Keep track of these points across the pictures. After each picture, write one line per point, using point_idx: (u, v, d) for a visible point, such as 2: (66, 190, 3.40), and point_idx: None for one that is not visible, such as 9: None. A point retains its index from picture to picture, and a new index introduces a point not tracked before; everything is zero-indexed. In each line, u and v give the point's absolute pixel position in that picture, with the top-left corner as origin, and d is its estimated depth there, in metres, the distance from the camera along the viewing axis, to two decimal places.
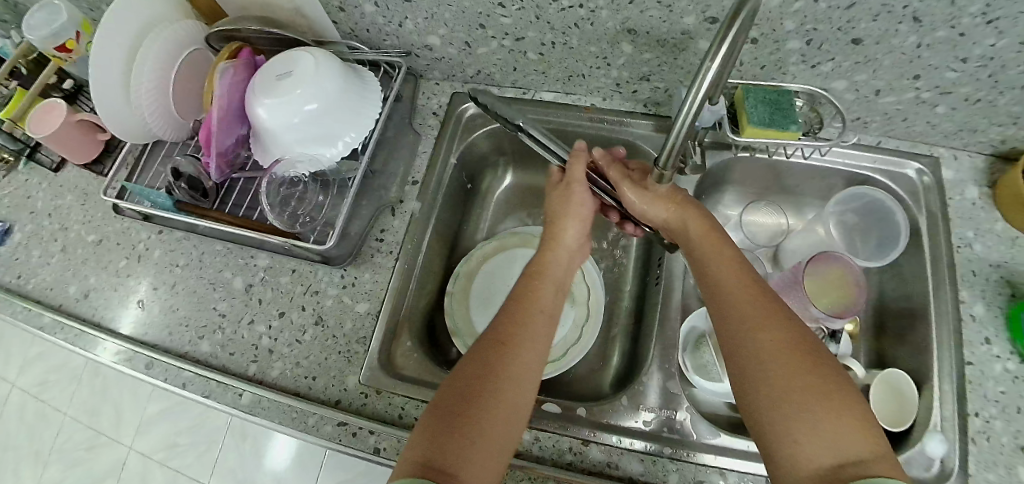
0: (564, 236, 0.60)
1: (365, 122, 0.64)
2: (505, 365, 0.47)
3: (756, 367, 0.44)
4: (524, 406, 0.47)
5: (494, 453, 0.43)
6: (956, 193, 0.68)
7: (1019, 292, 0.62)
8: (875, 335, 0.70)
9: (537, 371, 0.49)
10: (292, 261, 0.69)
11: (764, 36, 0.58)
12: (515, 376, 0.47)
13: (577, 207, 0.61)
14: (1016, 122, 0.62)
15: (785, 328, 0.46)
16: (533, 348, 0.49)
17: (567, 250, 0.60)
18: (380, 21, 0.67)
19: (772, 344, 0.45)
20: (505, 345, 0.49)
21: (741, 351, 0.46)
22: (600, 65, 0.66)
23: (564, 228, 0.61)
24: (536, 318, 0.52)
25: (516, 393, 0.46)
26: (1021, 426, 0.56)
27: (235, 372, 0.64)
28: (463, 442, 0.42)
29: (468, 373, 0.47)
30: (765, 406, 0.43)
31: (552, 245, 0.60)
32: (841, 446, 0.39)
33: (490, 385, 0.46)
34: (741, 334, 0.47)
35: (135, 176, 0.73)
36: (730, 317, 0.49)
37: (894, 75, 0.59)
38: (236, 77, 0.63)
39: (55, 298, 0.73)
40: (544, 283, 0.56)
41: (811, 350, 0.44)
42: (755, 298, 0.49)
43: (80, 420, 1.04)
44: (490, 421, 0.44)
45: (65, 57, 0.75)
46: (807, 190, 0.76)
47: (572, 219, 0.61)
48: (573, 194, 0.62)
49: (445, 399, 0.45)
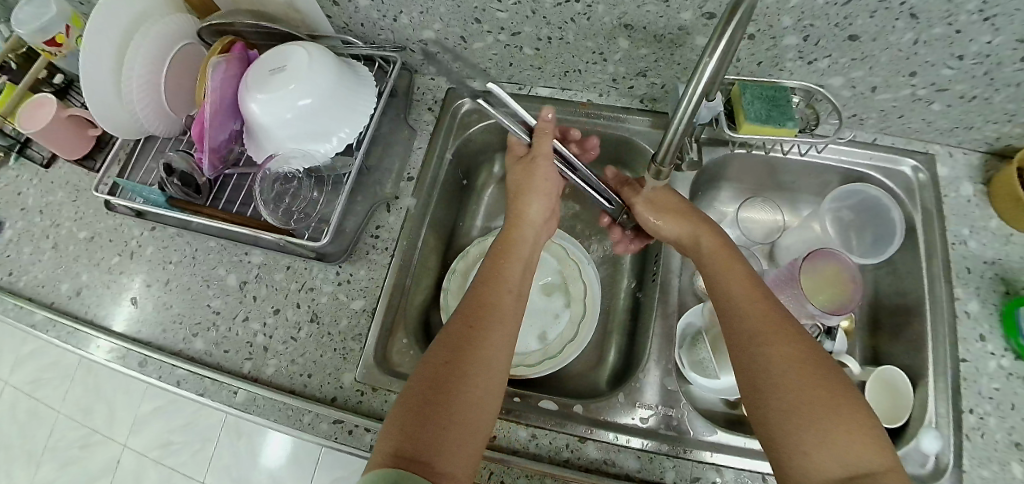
0: (528, 212, 0.62)
1: (360, 118, 0.64)
2: (474, 349, 0.48)
3: (768, 379, 0.46)
4: (499, 389, 0.48)
5: (469, 437, 0.44)
6: (952, 190, 0.68)
7: (1013, 289, 0.63)
8: (870, 331, 0.70)
9: (506, 353, 0.50)
10: (287, 258, 0.69)
11: (761, 31, 0.57)
12: (484, 358, 0.48)
13: (541, 182, 0.62)
14: (1011, 120, 0.62)
15: (796, 340, 0.47)
16: (501, 327, 0.50)
17: (533, 226, 0.62)
18: (374, 16, 0.67)
19: (783, 356, 0.46)
20: (473, 329, 0.50)
21: (752, 361, 0.47)
22: (596, 60, 0.66)
23: (527, 205, 0.62)
24: (504, 300, 0.53)
25: (485, 375, 0.47)
26: (1014, 422, 0.57)
27: (230, 370, 0.64)
28: (436, 427, 0.43)
29: (437, 359, 0.47)
30: (776, 417, 0.44)
31: (517, 222, 0.61)
32: (852, 457, 0.41)
33: (460, 370, 0.46)
34: (752, 345, 0.48)
35: (127, 172, 0.72)
36: (741, 328, 0.50)
37: (891, 72, 0.59)
38: (228, 72, 0.62)
39: (47, 295, 0.73)
40: (511, 261, 0.57)
41: (820, 362, 0.46)
42: (763, 309, 0.50)
43: (73, 418, 1.03)
44: (463, 405, 0.44)
45: (55, 51, 0.74)
46: (802, 187, 0.76)
47: (536, 194, 0.62)
48: (539, 168, 0.62)
49: (416, 390, 0.45)
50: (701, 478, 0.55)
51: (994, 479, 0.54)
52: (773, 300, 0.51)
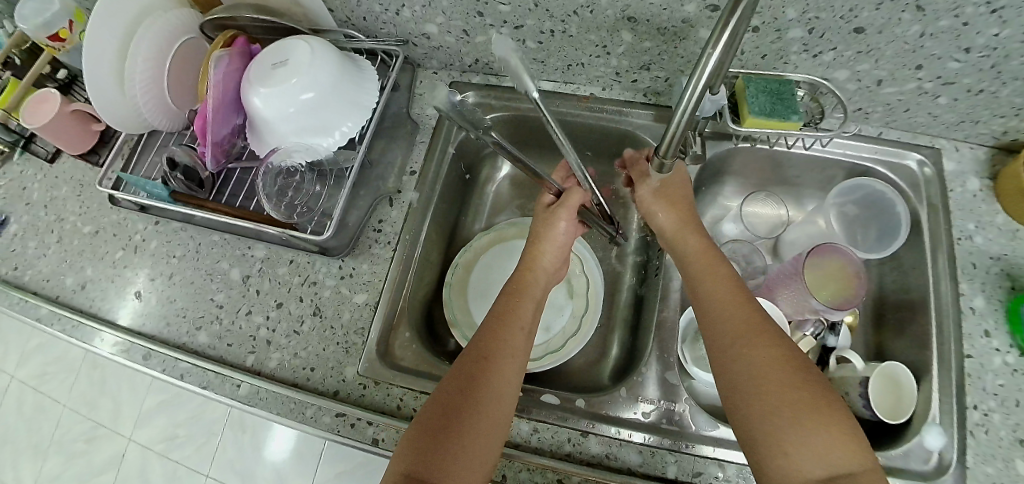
0: (542, 258, 0.61)
1: (362, 112, 0.63)
2: (488, 380, 0.48)
3: (746, 376, 0.46)
4: (507, 417, 0.48)
5: (480, 463, 0.45)
6: (957, 185, 0.67)
7: (1019, 285, 0.62)
8: (874, 327, 0.70)
9: (517, 382, 0.50)
10: (289, 252, 0.69)
11: (766, 24, 0.57)
12: (496, 389, 0.48)
13: (557, 235, 0.62)
14: (1018, 114, 0.61)
15: (775, 341, 0.47)
16: (513, 361, 0.51)
17: (545, 273, 0.61)
18: (377, 9, 0.66)
19: (761, 355, 0.46)
20: (486, 361, 0.50)
21: (732, 360, 0.48)
22: (600, 53, 0.66)
23: (541, 253, 0.62)
24: (517, 339, 0.52)
25: (496, 404, 0.48)
26: (1019, 418, 0.56)
27: (233, 363, 0.64)
28: (446, 454, 0.44)
29: (450, 389, 0.48)
30: (756, 413, 0.44)
31: (528, 267, 0.61)
32: (833, 457, 0.41)
33: (473, 400, 0.47)
34: (731, 343, 0.48)
35: (131, 166, 0.73)
36: (721, 328, 0.50)
37: (897, 65, 0.59)
38: (231, 66, 0.62)
39: (52, 289, 0.73)
40: (524, 302, 0.56)
41: (799, 364, 0.46)
42: (744, 309, 0.50)
43: (78, 412, 1.04)
44: (477, 434, 0.45)
45: (59, 46, 0.74)
46: (806, 181, 0.75)
47: (550, 246, 0.62)
48: (557, 219, 0.62)
49: (428, 415, 0.46)
50: (702, 473, 0.55)
51: (998, 476, 0.54)
52: (754, 301, 0.51)
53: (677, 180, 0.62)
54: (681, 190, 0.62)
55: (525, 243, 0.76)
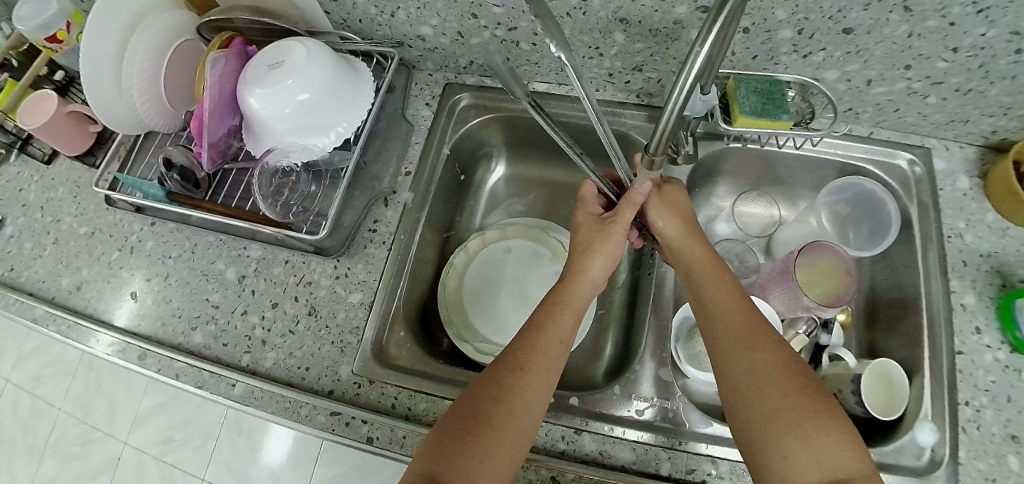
0: (592, 267, 0.58)
1: (357, 112, 0.64)
2: (518, 385, 0.48)
3: (746, 385, 0.46)
4: (533, 425, 0.48)
5: (501, 467, 0.45)
6: (947, 183, 0.68)
7: (1009, 282, 0.63)
8: (867, 325, 0.70)
9: (548, 390, 0.50)
10: (285, 251, 0.69)
11: (756, 25, 0.58)
12: (528, 399, 0.48)
13: (611, 246, 0.58)
14: (1006, 113, 0.62)
15: (775, 351, 0.47)
16: (547, 371, 0.50)
17: (592, 284, 0.58)
18: (372, 11, 0.67)
19: (761, 365, 0.47)
20: (522, 370, 0.49)
21: (731, 371, 0.48)
22: (592, 55, 0.66)
23: (590, 262, 0.58)
24: (552, 350, 0.51)
25: (525, 413, 0.47)
26: (1010, 414, 0.57)
27: (229, 363, 0.64)
28: (466, 455, 0.44)
29: (479, 392, 0.48)
30: (752, 420, 0.45)
31: (575, 276, 0.58)
32: (829, 464, 0.41)
33: (499, 404, 0.47)
34: (731, 353, 0.49)
35: (127, 168, 0.73)
36: (721, 338, 0.50)
37: (885, 65, 0.60)
38: (227, 67, 0.63)
39: (48, 291, 0.73)
40: (565, 312, 0.54)
41: (799, 374, 0.46)
42: (745, 320, 0.50)
43: (74, 415, 1.03)
44: (501, 440, 0.46)
45: (56, 47, 0.75)
46: (799, 181, 0.76)
47: (602, 254, 0.58)
48: (614, 231, 0.59)
49: (457, 414, 0.47)
50: (695, 470, 0.55)
51: (990, 472, 0.55)
52: (756, 312, 0.51)
53: (676, 191, 0.62)
54: (681, 202, 0.61)
55: (521, 243, 0.76)
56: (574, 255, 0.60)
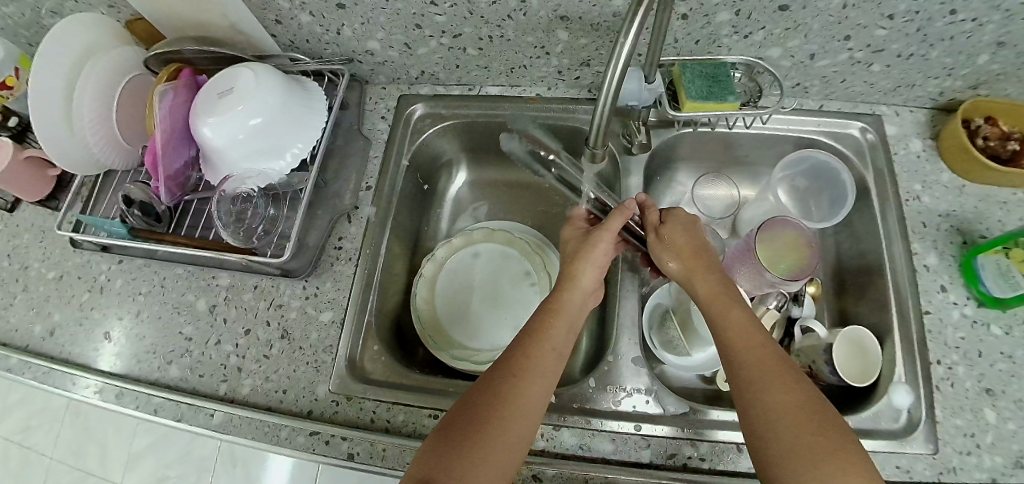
0: (581, 277, 0.58)
1: (311, 132, 0.65)
2: (512, 393, 0.48)
3: (764, 419, 0.44)
4: (529, 436, 0.47)
5: (499, 475, 0.44)
6: (901, 147, 0.69)
7: (970, 238, 0.64)
8: (835, 294, 0.71)
9: (545, 399, 0.49)
10: (253, 277, 0.69)
11: (693, 10, 0.58)
12: (524, 408, 0.48)
13: (599, 255, 0.58)
14: (950, 74, 0.63)
15: (794, 387, 0.45)
16: (543, 380, 0.50)
17: (583, 293, 0.58)
18: (318, 31, 0.67)
19: (780, 402, 0.44)
20: (517, 376, 0.49)
21: (748, 404, 0.45)
22: (539, 54, 0.67)
23: (580, 270, 0.58)
24: (546, 357, 0.51)
25: (521, 422, 0.47)
26: (983, 369, 0.58)
27: (206, 393, 0.64)
28: (459, 465, 0.44)
29: (474, 403, 0.48)
30: (776, 464, 0.42)
31: (568, 286, 0.58)
32: None
33: (496, 413, 0.47)
34: (746, 387, 0.46)
35: (89, 209, 0.73)
36: (737, 373, 0.47)
37: (826, 38, 0.60)
38: (178, 99, 0.64)
39: (21, 339, 0.72)
40: (558, 320, 0.54)
41: (817, 409, 0.43)
42: (761, 353, 0.47)
43: (64, 463, 1.01)
44: (495, 448, 0.45)
45: (7, 94, 0.76)
46: (756, 160, 0.77)
47: (591, 263, 0.58)
48: (598, 240, 0.59)
49: (452, 424, 0.47)
50: (676, 454, 0.56)
51: (968, 427, 0.55)
52: (772, 343, 0.49)
53: (678, 227, 0.59)
54: (685, 233, 0.58)
55: (490, 246, 0.76)
56: (564, 263, 0.61)
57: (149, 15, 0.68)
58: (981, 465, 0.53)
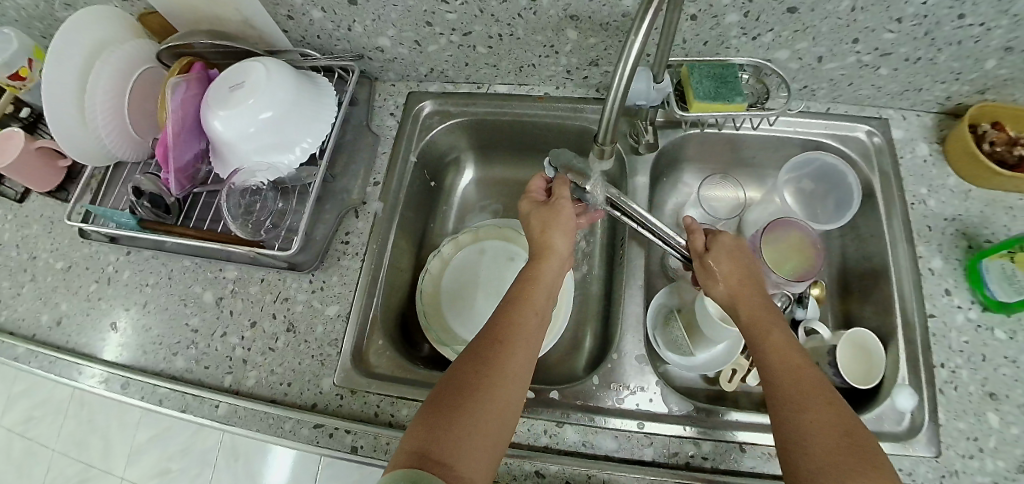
0: (555, 245, 0.58)
1: (321, 127, 0.66)
2: (500, 360, 0.48)
3: (798, 436, 0.43)
4: (518, 402, 0.47)
5: (488, 440, 0.44)
6: (907, 151, 0.69)
7: (975, 243, 0.64)
8: (840, 297, 0.71)
9: (528, 364, 0.50)
10: (260, 271, 0.69)
11: (702, 12, 0.59)
12: (509, 373, 0.48)
13: (566, 220, 0.59)
14: (958, 78, 0.63)
15: (836, 410, 0.44)
16: (524, 348, 0.50)
17: (559, 259, 0.58)
18: (329, 27, 0.68)
19: (815, 422, 0.43)
20: (498, 344, 0.49)
21: (783, 423, 0.45)
22: (548, 53, 0.67)
23: (552, 238, 0.59)
24: (528, 323, 0.52)
25: (509, 388, 0.47)
26: (986, 372, 0.58)
27: (211, 385, 0.64)
28: (453, 433, 0.43)
29: (461, 373, 0.47)
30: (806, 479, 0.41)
31: (544, 255, 0.58)
32: None
33: (481, 378, 0.46)
34: (783, 407, 0.46)
35: (98, 200, 0.73)
36: (774, 392, 0.47)
37: (834, 41, 0.61)
38: (189, 91, 0.64)
39: (28, 328, 0.73)
40: (536, 288, 0.55)
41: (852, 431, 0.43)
42: (799, 376, 0.47)
43: (66, 454, 1.01)
44: (483, 415, 0.44)
45: (20, 85, 0.77)
46: (762, 161, 0.77)
47: (560, 230, 0.59)
48: (562, 208, 0.60)
49: (442, 397, 0.46)
50: (679, 453, 0.56)
51: (970, 431, 0.55)
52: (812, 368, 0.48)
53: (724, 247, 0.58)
54: (734, 255, 0.57)
55: (498, 244, 0.77)
56: (533, 234, 0.60)
57: (161, 8, 0.68)
58: (984, 469, 0.53)
